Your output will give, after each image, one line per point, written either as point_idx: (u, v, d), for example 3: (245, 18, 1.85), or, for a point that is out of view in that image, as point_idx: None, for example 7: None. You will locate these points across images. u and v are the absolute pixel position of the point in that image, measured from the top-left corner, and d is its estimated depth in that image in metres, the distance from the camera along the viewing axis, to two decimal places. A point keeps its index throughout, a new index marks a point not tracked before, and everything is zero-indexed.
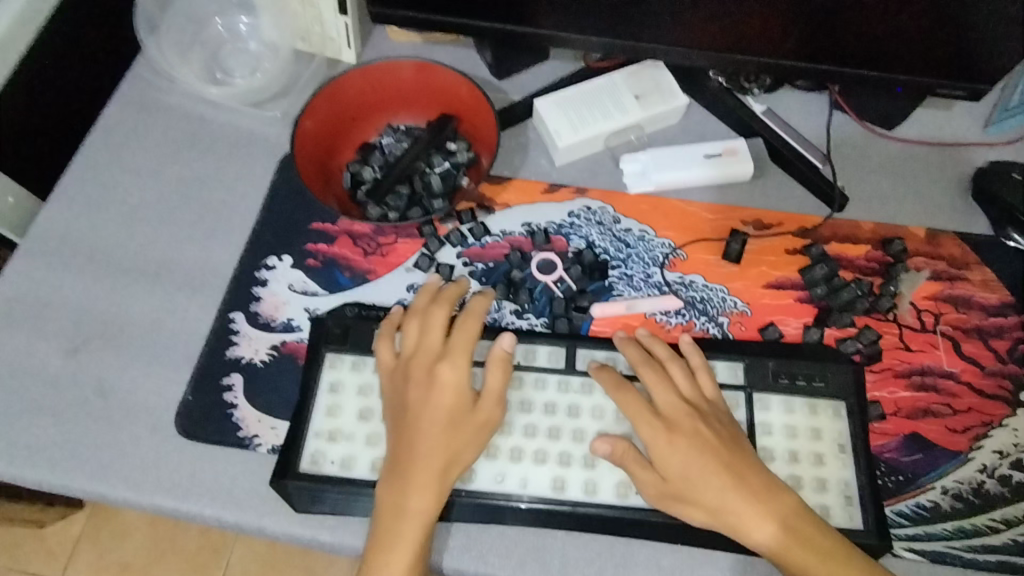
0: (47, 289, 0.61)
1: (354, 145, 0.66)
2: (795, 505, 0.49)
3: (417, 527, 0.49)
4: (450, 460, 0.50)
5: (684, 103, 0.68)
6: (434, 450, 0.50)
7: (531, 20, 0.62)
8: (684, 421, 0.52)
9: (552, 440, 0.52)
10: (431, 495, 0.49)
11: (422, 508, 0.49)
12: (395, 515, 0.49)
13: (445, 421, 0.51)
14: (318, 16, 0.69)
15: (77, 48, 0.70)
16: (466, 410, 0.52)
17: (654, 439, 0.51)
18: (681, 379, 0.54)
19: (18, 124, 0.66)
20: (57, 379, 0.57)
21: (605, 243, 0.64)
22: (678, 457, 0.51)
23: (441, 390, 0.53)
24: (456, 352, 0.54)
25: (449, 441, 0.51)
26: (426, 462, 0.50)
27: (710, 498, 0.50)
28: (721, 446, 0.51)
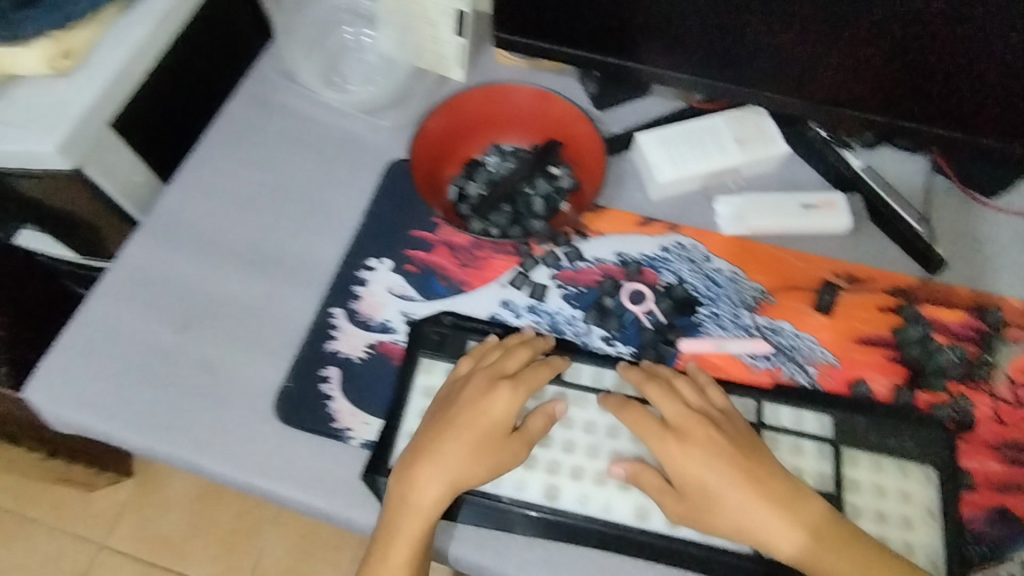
0: (164, 266, 0.64)
1: (460, 161, 0.68)
2: (823, 512, 0.51)
3: (418, 522, 0.51)
4: (467, 470, 0.52)
5: (784, 152, 0.69)
6: (459, 455, 0.52)
7: (641, 57, 0.64)
8: (696, 430, 0.53)
9: (591, 459, 0.53)
10: (436, 496, 0.51)
11: (425, 505, 0.51)
12: (404, 508, 0.51)
13: (481, 433, 0.53)
14: (436, 36, 0.72)
15: (209, 44, 0.75)
16: (502, 433, 0.53)
17: (667, 450, 0.53)
18: (687, 393, 0.56)
19: (154, 109, 0.71)
20: (168, 352, 0.60)
21: (695, 280, 0.65)
22: (694, 467, 0.52)
23: (491, 406, 0.54)
24: (522, 383, 0.55)
25: (474, 451, 0.52)
26: (451, 464, 0.52)
27: (733, 506, 0.51)
28: (736, 453, 0.52)
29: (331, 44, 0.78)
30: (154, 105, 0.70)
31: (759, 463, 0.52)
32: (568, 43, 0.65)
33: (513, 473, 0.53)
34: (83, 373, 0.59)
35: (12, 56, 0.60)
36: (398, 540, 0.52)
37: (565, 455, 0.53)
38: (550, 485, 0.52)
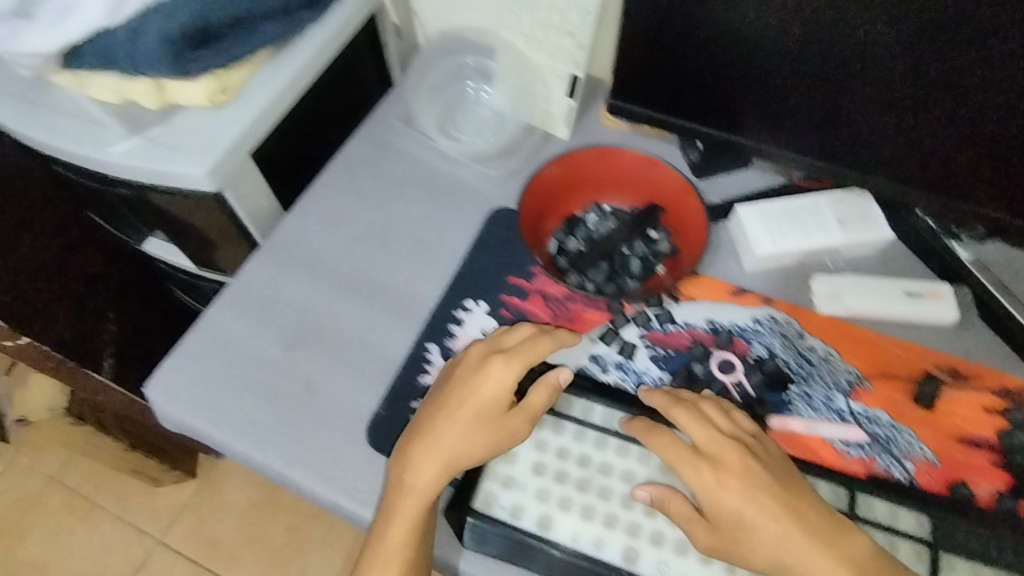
0: (278, 287, 0.69)
1: (561, 215, 0.71)
2: (869, 550, 0.50)
3: (415, 503, 0.54)
4: (461, 446, 0.55)
5: (888, 237, 0.68)
6: (455, 434, 0.55)
7: (745, 132, 0.66)
8: (731, 458, 0.53)
9: (602, 499, 0.55)
10: (432, 475, 0.54)
11: (423, 486, 0.54)
12: (400, 487, 0.54)
13: (474, 408, 0.56)
14: (547, 96, 0.78)
15: (337, 86, 0.82)
16: (495, 408, 0.56)
17: (701, 479, 0.53)
18: (717, 418, 0.56)
19: (285, 141, 0.77)
20: (274, 367, 0.64)
21: (787, 356, 0.64)
22: (732, 499, 0.51)
23: (483, 381, 0.57)
24: (516, 357, 0.57)
25: (468, 430, 0.55)
26: (445, 445, 0.55)
27: (768, 541, 0.51)
28: (768, 481, 0.52)
29: (447, 95, 0.83)
30: (287, 138, 0.77)
31: (781, 484, 0.52)
32: (674, 112, 0.67)
33: (594, 529, 0.53)
34: (197, 378, 0.64)
35: (179, 89, 0.68)
36: (398, 520, 0.54)
37: (646, 518, 0.54)
38: (629, 547, 0.53)
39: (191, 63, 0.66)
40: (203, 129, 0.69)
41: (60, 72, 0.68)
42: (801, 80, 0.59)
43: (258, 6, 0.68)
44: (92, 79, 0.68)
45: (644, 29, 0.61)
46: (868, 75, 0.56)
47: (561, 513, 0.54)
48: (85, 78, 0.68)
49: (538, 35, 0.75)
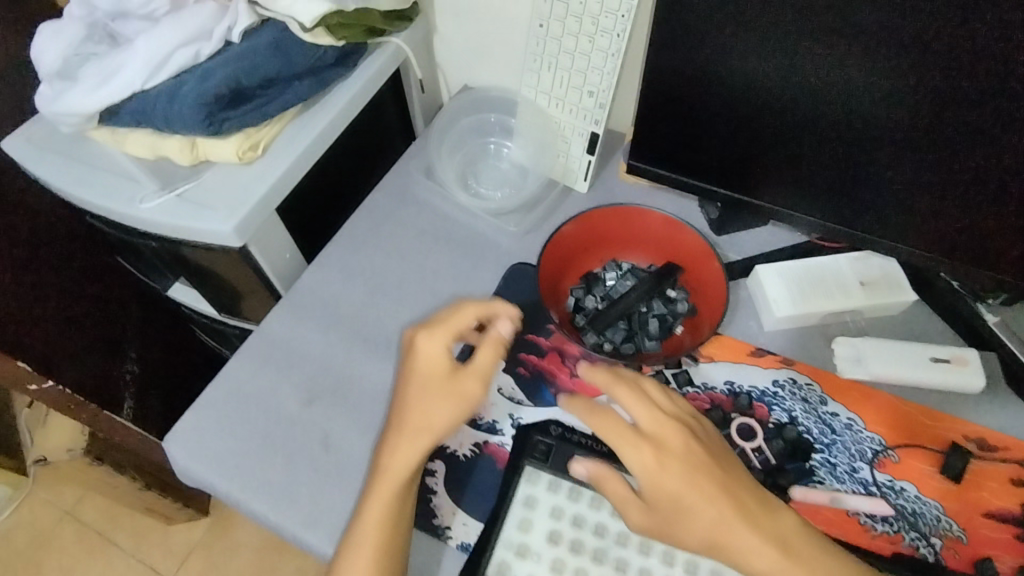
0: (297, 340, 0.70)
1: (579, 273, 0.72)
2: (796, 525, 0.52)
3: (394, 485, 0.55)
4: (423, 416, 0.56)
5: (911, 301, 0.68)
6: (413, 416, 0.56)
7: (760, 193, 0.66)
8: (672, 441, 0.52)
9: (596, 563, 0.55)
10: (405, 460, 0.55)
11: (399, 470, 0.55)
12: (381, 467, 0.56)
13: (423, 377, 0.57)
14: (567, 151, 0.79)
15: (360, 140, 0.84)
16: (441, 369, 0.57)
17: (643, 462, 0.51)
18: (658, 398, 0.55)
19: (310, 194, 0.79)
20: (292, 422, 0.65)
21: (808, 422, 0.63)
22: (673, 482, 0.51)
23: (420, 354, 0.57)
24: (439, 329, 0.58)
25: (423, 408, 0.56)
26: (411, 422, 0.56)
27: (705, 522, 0.50)
28: (706, 462, 0.52)
29: (468, 150, 0.85)
30: (312, 192, 0.79)
31: (717, 464, 0.53)
32: (694, 175, 0.68)
33: None
34: (215, 433, 0.64)
35: (212, 146, 0.70)
36: (376, 498, 0.55)
37: None
38: None
39: (222, 122, 0.69)
40: (232, 186, 0.70)
41: (99, 128, 0.71)
42: (822, 147, 0.60)
43: (288, 67, 0.71)
44: (129, 136, 0.71)
45: (664, 94, 0.62)
46: (889, 143, 0.57)
47: None
48: (122, 136, 0.71)
49: (559, 93, 0.76)
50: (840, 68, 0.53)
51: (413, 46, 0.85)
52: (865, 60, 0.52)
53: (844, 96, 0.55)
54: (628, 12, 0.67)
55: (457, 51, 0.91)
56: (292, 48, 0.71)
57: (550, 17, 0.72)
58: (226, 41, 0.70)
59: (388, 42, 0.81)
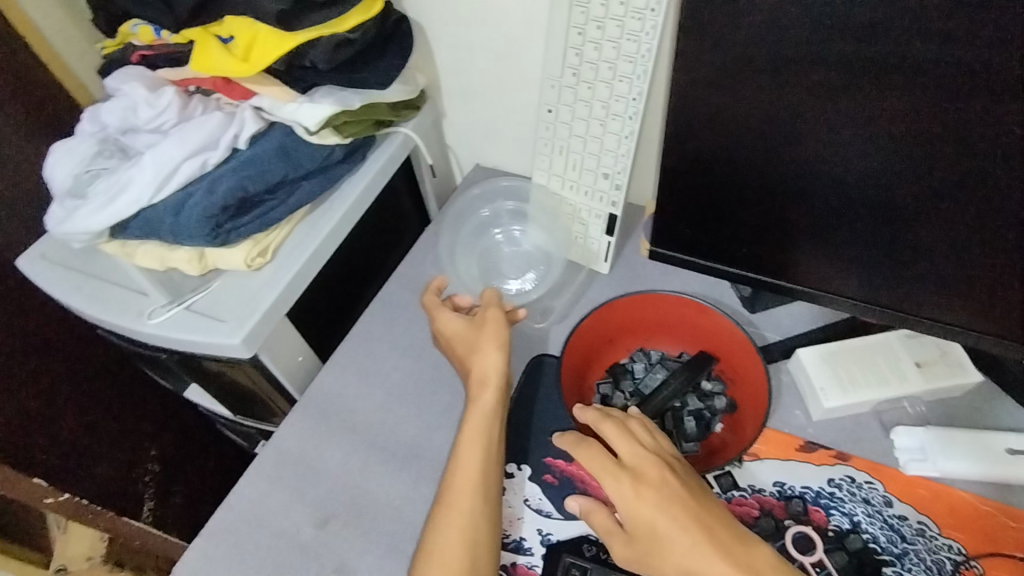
0: (311, 451, 0.67)
1: (604, 366, 0.68)
2: (775, 560, 0.49)
3: (481, 421, 0.59)
4: (475, 362, 0.62)
5: (977, 381, 0.61)
6: (474, 364, 0.62)
7: (793, 275, 0.62)
8: (650, 471, 0.53)
9: None
10: (489, 394, 0.60)
11: (484, 406, 0.60)
12: (469, 407, 0.60)
13: (464, 341, 0.64)
14: (585, 233, 0.76)
15: (373, 232, 0.83)
16: (471, 326, 0.65)
17: (621, 491, 0.53)
18: (641, 433, 0.56)
19: (324, 293, 0.77)
20: (306, 547, 0.61)
21: (875, 529, 0.56)
22: (646, 510, 0.51)
23: (442, 324, 0.67)
24: (432, 307, 0.69)
25: (477, 355, 0.62)
26: (477, 370, 0.62)
27: (677, 553, 0.50)
28: (680, 494, 0.51)
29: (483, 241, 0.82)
30: (324, 291, 0.77)
31: (695, 497, 0.52)
32: (715, 256, 0.64)
33: None
34: (225, 564, 0.60)
35: (218, 255, 0.69)
36: (467, 437, 0.58)
37: None
38: None
39: (230, 231, 0.68)
40: (241, 294, 0.69)
41: (110, 242, 0.71)
42: (860, 226, 0.55)
43: (295, 170, 0.70)
44: (139, 249, 0.71)
45: (682, 180, 0.59)
46: (936, 223, 0.52)
47: None
48: (133, 248, 0.71)
49: (572, 176, 0.74)
50: (872, 151, 0.50)
51: (423, 135, 0.85)
52: (898, 142, 0.49)
53: (878, 177, 0.51)
54: (639, 95, 0.65)
55: (468, 134, 0.91)
56: (298, 151, 0.70)
57: (558, 103, 0.70)
58: (234, 147, 0.70)
59: (397, 131, 0.81)
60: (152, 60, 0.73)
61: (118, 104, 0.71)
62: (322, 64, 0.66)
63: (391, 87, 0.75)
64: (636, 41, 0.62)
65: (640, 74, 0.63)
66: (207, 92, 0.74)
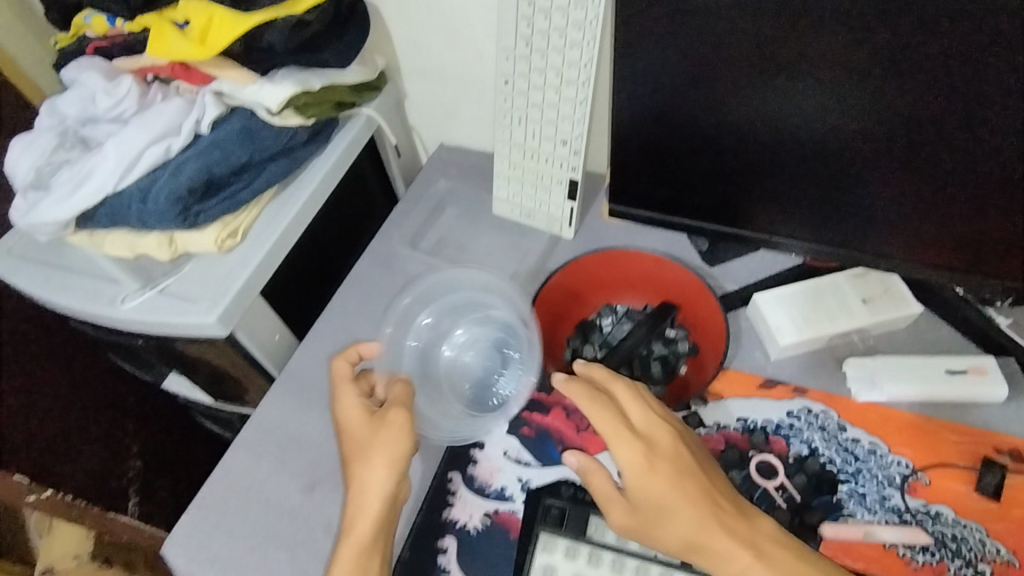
0: (293, 424, 0.68)
1: (574, 322, 0.71)
2: (769, 531, 0.52)
3: (352, 556, 0.54)
4: (359, 476, 0.55)
5: (918, 312, 0.65)
6: (360, 475, 0.55)
7: (744, 222, 0.65)
8: (663, 441, 0.54)
9: None
10: (365, 523, 0.54)
11: (359, 537, 0.54)
12: (342, 537, 0.55)
13: (354, 442, 0.58)
14: (548, 200, 0.79)
15: (342, 211, 0.84)
16: (371, 426, 0.58)
17: (634, 457, 0.53)
18: (652, 402, 0.57)
19: (297, 273, 0.78)
20: (295, 513, 0.63)
21: (830, 452, 0.60)
22: (658, 478, 0.53)
23: (342, 404, 0.60)
24: (342, 381, 0.62)
25: (362, 471, 0.55)
26: (358, 490, 0.55)
27: (685, 521, 0.52)
28: (691, 465, 0.53)
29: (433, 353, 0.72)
30: (298, 270, 0.79)
31: (701, 466, 0.54)
32: (673, 210, 0.67)
33: None
34: (216, 534, 0.62)
35: (188, 239, 0.70)
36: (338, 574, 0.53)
37: None
38: None
39: (198, 214, 0.69)
40: (214, 276, 0.70)
41: (77, 233, 0.71)
42: (802, 168, 0.59)
43: (260, 151, 0.71)
44: (108, 238, 0.71)
45: (636, 136, 0.62)
46: (871, 158, 0.56)
47: None
48: (100, 238, 0.71)
49: (533, 144, 0.76)
50: (806, 95, 0.54)
51: (386, 114, 0.86)
52: (829, 84, 0.52)
53: (813, 121, 0.55)
54: (590, 61, 0.67)
55: (430, 113, 0.92)
56: (262, 132, 0.71)
57: (514, 74, 0.72)
58: (196, 133, 0.71)
59: (359, 112, 0.82)
60: (106, 50, 0.74)
61: (75, 94, 0.71)
62: (280, 45, 0.67)
63: (350, 68, 0.77)
64: (583, 8, 0.65)
65: (589, 41, 0.66)
66: (166, 80, 0.75)
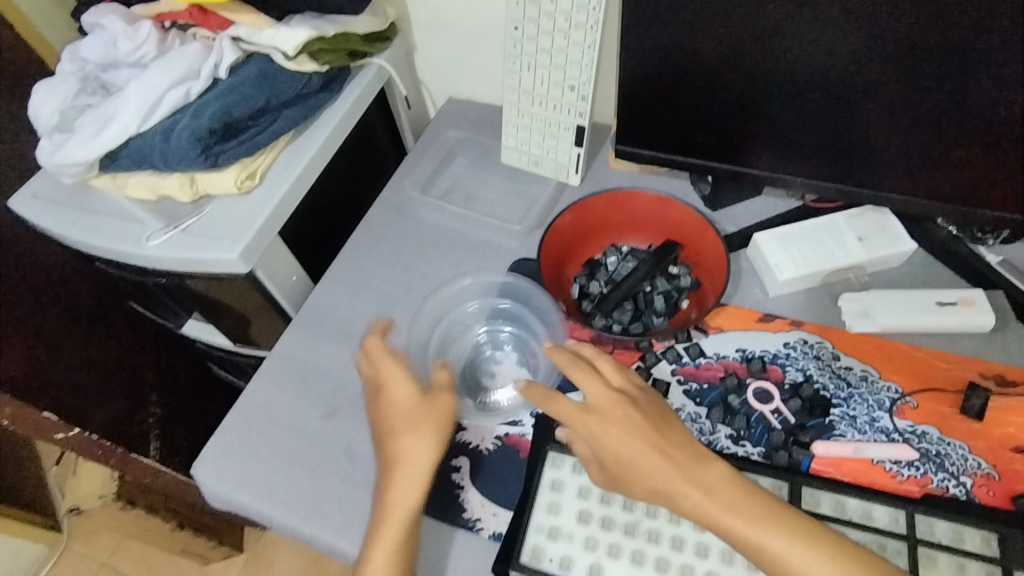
0: (313, 357, 0.72)
1: (581, 261, 0.74)
2: (728, 476, 0.52)
3: (398, 519, 0.55)
4: (408, 446, 0.57)
5: (911, 249, 0.68)
6: (408, 446, 0.57)
7: (746, 160, 0.67)
8: (613, 411, 0.55)
9: (628, 536, 0.55)
10: (413, 490, 0.56)
11: (405, 502, 0.55)
12: (383, 503, 0.56)
13: (403, 415, 0.59)
14: (555, 146, 0.81)
15: (353, 160, 0.86)
16: (419, 402, 0.59)
17: (588, 430, 0.55)
18: (607, 372, 0.58)
19: (311, 218, 0.81)
20: (316, 436, 0.66)
21: (824, 379, 0.64)
22: (612, 447, 0.54)
23: (387, 381, 0.61)
24: (379, 361, 0.62)
25: (412, 443, 0.57)
26: (405, 459, 0.57)
27: (646, 478, 0.53)
28: (647, 428, 0.54)
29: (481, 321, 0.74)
30: (313, 216, 0.81)
31: (661, 427, 0.55)
32: (678, 150, 0.69)
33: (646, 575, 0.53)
34: (243, 456, 0.66)
35: (209, 179, 0.72)
36: (381, 534, 0.55)
37: (698, 559, 0.54)
38: None
39: (219, 154, 0.71)
40: (233, 216, 0.72)
41: (100, 176, 0.74)
42: (803, 106, 0.61)
43: (277, 96, 0.73)
44: (130, 180, 0.74)
45: (641, 78, 0.64)
46: (868, 96, 0.58)
47: (610, 560, 0.54)
48: (123, 180, 0.74)
49: (540, 92, 0.78)
50: (808, 32, 0.56)
51: (396, 65, 0.88)
52: (830, 21, 0.54)
53: (815, 58, 0.57)
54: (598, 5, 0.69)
55: (438, 66, 0.94)
56: (279, 78, 0.74)
57: (523, 20, 0.74)
58: (214, 77, 0.72)
59: (370, 63, 0.84)
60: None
61: (97, 39, 0.74)
62: None
63: (361, 17, 0.78)
64: None
65: None
66: (184, 27, 0.76)
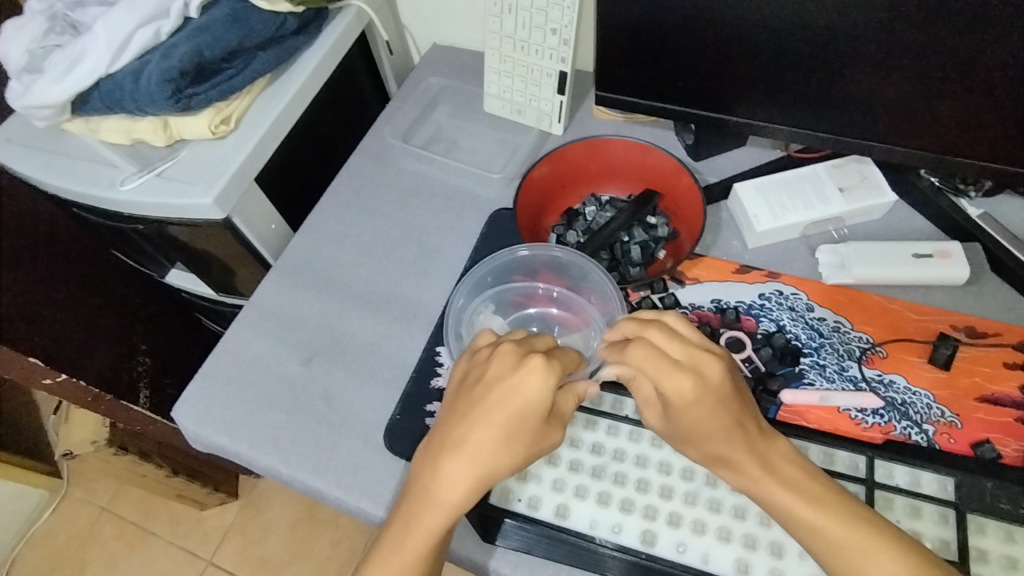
0: (292, 304, 0.72)
1: (560, 211, 0.75)
2: (788, 452, 0.52)
3: (436, 520, 0.50)
4: (490, 455, 0.50)
5: (892, 201, 0.67)
6: (491, 452, 0.50)
7: (730, 108, 0.66)
8: (710, 378, 0.50)
9: (595, 479, 0.56)
10: (462, 496, 0.50)
11: (450, 503, 0.50)
12: (426, 496, 0.51)
13: (514, 420, 0.50)
14: (538, 95, 0.79)
15: (333, 108, 0.85)
16: (540, 421, 0.51)
17: (677, 392, 0.50)
18: (687, 332, 0.52)
19: (291, 167, 0.80)
20: (293, 381, 0.67)
21: (796, 329, 0.64)
22: (697, 412, 0.50)
23: (523, 380, 0.50)
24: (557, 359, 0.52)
25: (496, 453, 0.50)
26: (474, 462, 0.50)
27: (716, 443, 0.51)
28: (730, 396, 0.50)
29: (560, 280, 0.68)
30: (292, 164, 0.80)
31: (741, 397, 0.52)
32: (660, 97, 0.68)
33: (612, 515, 0.54)
34: (220, 400, 0.67)
35: (183, 124, 0.71)
36: (411, 523, 0.51)
37: (661, 500, 0.55)
38: (647, 531, 0.53)
39: (191, 98, 0.70)
40: (208, 162, 0.72)
41: (73, 120, 0.73)
42: (788, 51, 0.59)
43: (249, 37, 0.71)
44: (103, 124, 0.73)
45: (621, 20, 0.62)
46: (854, 40, 0.56)
47: (578, 501, 0.55)
48: (96, 124, 0.73)
49: (522, 36, 0.76)
50: None
51: (377, 9, 0.85)
52: None
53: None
54: None
55: (421, 11, 0.91)
56: (251, 18, 0.71)
57: None
58: (185, 16, 0.69)
59: (348, 5, 0.81)
60: None
61: None
62: None
63: None
64: None
65: None
66: None
